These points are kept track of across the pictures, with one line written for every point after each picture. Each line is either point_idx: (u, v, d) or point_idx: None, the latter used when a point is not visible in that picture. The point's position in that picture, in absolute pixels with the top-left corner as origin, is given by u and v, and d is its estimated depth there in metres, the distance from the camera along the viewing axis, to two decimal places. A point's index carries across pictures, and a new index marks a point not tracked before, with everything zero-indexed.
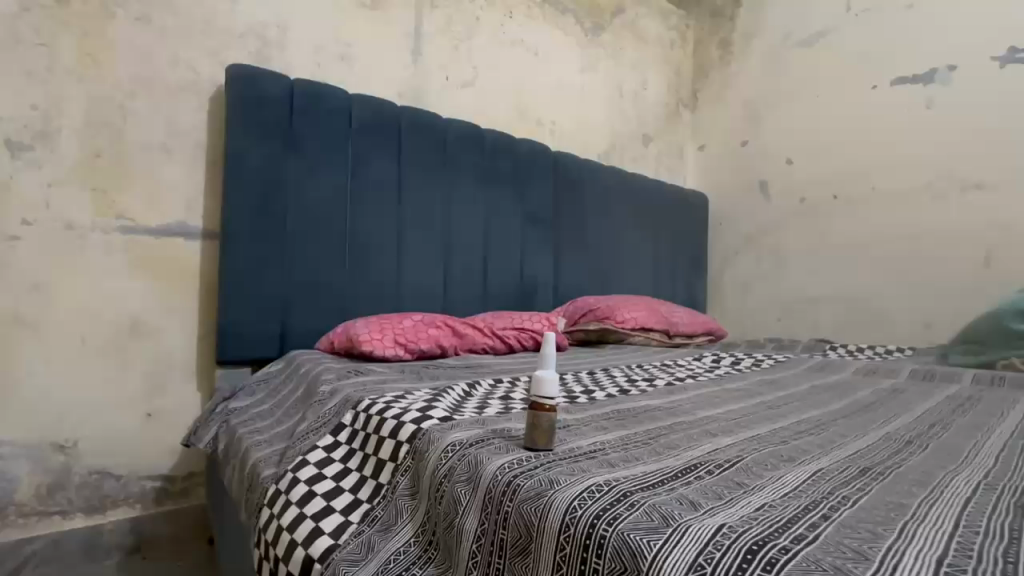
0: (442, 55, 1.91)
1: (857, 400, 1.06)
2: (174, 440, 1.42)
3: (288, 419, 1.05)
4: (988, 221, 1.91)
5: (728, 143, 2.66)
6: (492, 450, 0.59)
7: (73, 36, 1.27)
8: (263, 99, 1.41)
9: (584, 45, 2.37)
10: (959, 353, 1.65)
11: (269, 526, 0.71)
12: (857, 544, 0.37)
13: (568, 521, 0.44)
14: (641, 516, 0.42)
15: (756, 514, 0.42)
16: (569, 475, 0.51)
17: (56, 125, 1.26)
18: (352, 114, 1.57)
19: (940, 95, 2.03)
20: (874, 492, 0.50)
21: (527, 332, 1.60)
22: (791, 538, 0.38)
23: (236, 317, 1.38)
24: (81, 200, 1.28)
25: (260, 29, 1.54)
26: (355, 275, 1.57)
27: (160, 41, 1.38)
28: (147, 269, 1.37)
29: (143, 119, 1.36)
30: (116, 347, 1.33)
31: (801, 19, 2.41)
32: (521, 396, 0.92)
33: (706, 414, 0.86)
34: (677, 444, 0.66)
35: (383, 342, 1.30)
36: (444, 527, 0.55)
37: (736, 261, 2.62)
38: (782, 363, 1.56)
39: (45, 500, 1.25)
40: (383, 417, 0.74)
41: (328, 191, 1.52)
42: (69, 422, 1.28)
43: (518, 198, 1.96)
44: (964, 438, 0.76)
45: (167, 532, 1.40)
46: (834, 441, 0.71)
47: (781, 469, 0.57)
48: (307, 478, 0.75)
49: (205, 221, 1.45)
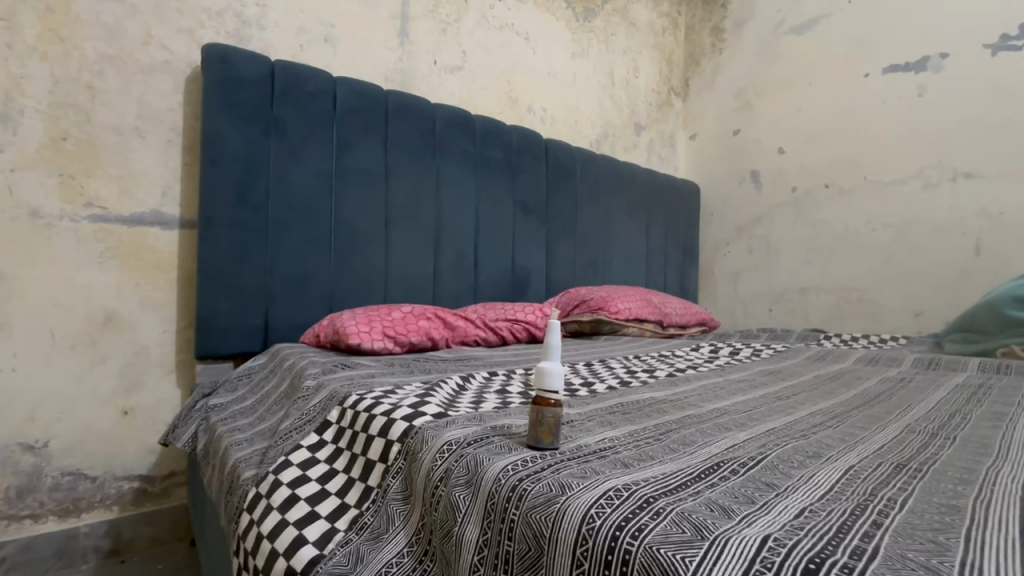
0: (430, 39, 1.84)
1: (866, 390, 1.02)
2: (152, 439, 1.35)
3: (271, 417, 0.99)
4: (980, 210, 1.88)
5: (720, 133, 2.62)
6: (493, 450, 0.54)
7: (34, 10, 1.19)
8: (242, 81, 1.33)
9: (575, 31, 2.30)
10: (955, 342, 1.62)
11: (248, 533, 0.65)
12: (924, 559, 0.33)
13: (585, 533, 0.39)
14: (670, 528, 0.37)
15: (800, 524, 0.37)
16: (582, 478, 0.46)
17: (19, 106, 1.17)
18: (337, 97, 1.50)
19: (931, 83, 2.00)
20: (920, 492, 0.45)
21: (521, 324, 1.55)
22: (849, 553, 0.33)
23: (216, 310, 1.31)
24: (48, 186, 1.20)
25: (238, 7, 1.46)
26: (341, 265, 1.50)
27: (131, 18, 1.30)
28: (122, 259, 1.30)
29: (113, 100, 1.28)
30: (88, 342, 1.26)
31: (793, 6, 2.36)
32: (518, 390, 0.87)
33: (716, 407, 0.81)
34: (691, 440, 0.61)
35: (372, 335, 1.24)
36: (440, 535, 0.50)
37: (727, 252, 2.58)
38: (782, 353, 1.52)
39: (14, 504, 1.18)
40: (372, 414, 0.69)
41: (312, 177, 1.45)
42: (39, 421, 1.20)
43: (509, 186, 1.90)
44: (987, 429, 0.72)
45: (147, 533, 1.34)
46: (856, 434, 0.67)
47: (810, 467, 0.52)
48: (291, 480, 0.69)
49: (183, 209, 1.38)
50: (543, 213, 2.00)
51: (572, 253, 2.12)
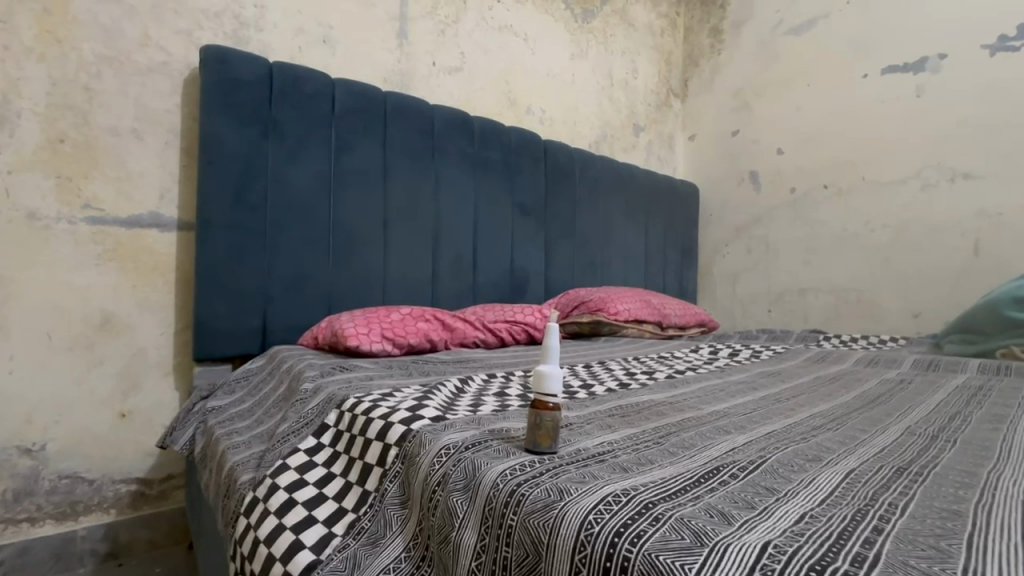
0: (429, 39, 1.84)
1: (866, 391, 1.02)
2: (149, 442, 1.35)
3: (269, 419, 0.99)
4: (978, 210, 1.88)
5: (719, 134, 2.62)
6: (491, 453, 0.53)
7: (31, 11, 1.18)
8: (240, 82, 1.33)
9: (574, 31, 2.30)
10: (955, 343, 1.61)
11: (245, 538, 0.65)
12: (925, 566, 0.33)
13: (584, 539, 0.38)
14: (669, 534, 0.37)
15: (800, 529, 0.37)
16: (581, 483, 0.45)
17: (16, 107, 1.17)
18: (336, 98, 1.49)
19: (930, 83, 2.00)
20: (920, 497, 0.45)
21: (520, 325, 1.54)
22: (850, 559, 0.33)
23: (214, 312, 1.30)
24: (46, 188, 1.20)
25: (237, 8, 1.45)
26: (340, 267, 1.50)
27: (129, 19, 1.29)
28: (120, 261, 1.29)
29: (111, 102, 1.27)
30: (86, 344, 1.25)
31: (792, 7, 2.36)
32: (517, 392, 0.86)
33: (715, 409, 0.80)
34: (691, 443, 0.60)
35: (370, 337, 1.24)
36: (438, 541, 0.50)
37: (726, 252, 2.58)
38: (782, 354, 1.51)
39: (11, 507, 1.17)
40: (370, 417, 0.68)
41: (310, 179, 1.44)
42: (36, 424, 1.20)
43: (508, 187, 1.89)
44: (987, 431, 0.72)
45: (145, 536, 1.34)
46: (856, 437, 0.66)
47: (810, 471, 0.51)
48: (289, 483, 0.68)
49: (181, 211, 1.38)
50: (542, 214, 2.00)
51: (571, 254, 2.12)
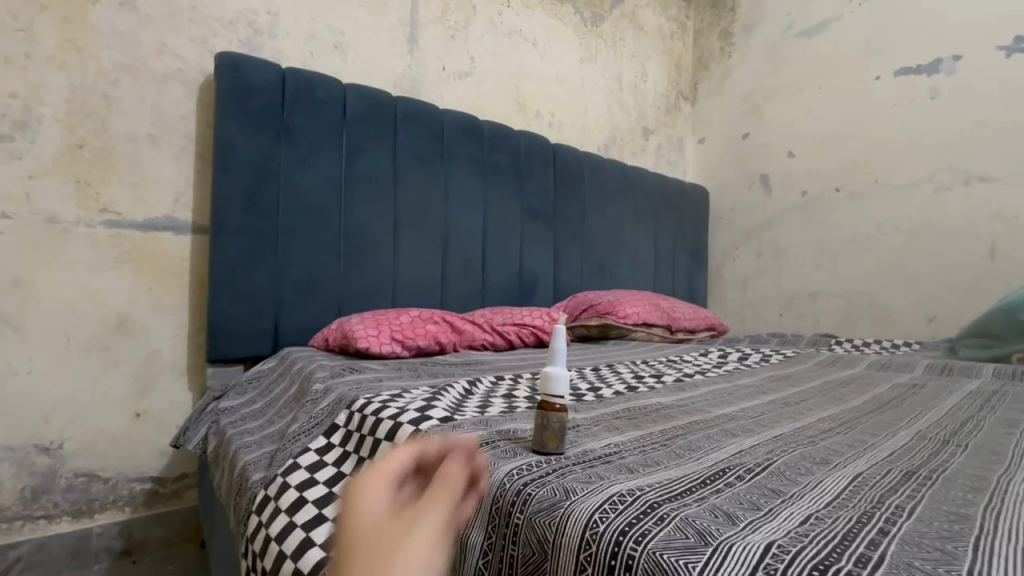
0: (438, 45, 1.85)
1: (877, 395, 1.01)
2: (163, 442, 1.36)
3: (280, 419, 1.00)
4: (993, 213, 1.86)
5: (729, 137, 2.61)
6: (498, 454, 0.54)
7: (53, 21, 1.21)
8: (253, 88, 1.35)
9: (582, 36, 2.30)
10: (969, 348, 1.60)
11: (257, 536, 0.66)
12: (930, 567, 0.33)
13: (589, 537, 0.39)
14: (673, 533, 0.37)
15: (805, 531, 0.37)
16: (586, 483, 0.46)
17: (37, 114, 1.19)
18: (346, 103, 1.51)
19: (944, 85, 1.98)
20: (929, 500, 0.45)
21: (528, 328, 1.54)
22: (853, 560, 0.33)
23: (228, 313, 1.32)
24: (65, 192, 1.22)
25: (251, 16, 1.48)
26: (350, 270, 1.51)
27: (146, 27, 1.32)
28: (135, 264, 1.31)
29: (128, 108, 1.30)
30: (102, 345, 1.27)
31: (802, 9, 2.35)
32: (525, 394, 0.87)
33: (722, 413, 0.80)
34: (698, 445, 0.60)
35: (380, 339, 1.24)
36: None
37: (736, 256, 2.56)
38: (792, 358, 1.51)
39: (30, 504, 1.19)
40: (379, 418, 0.69)
41: (321, 182, 1.46)
42: (55, 423, 1.22)
43: (517, 191, 1.90)
44: (1000, 437, 0.71)
45: (158, 534, 1.36)
46: (865, 441, 0.66)
47: (818, 474, 0.51)
48: (298, 483, 0.69)
49: (195, 214, 1.40)
50: (550, 217, 2.01)
51: (579, 257, 2.12)
